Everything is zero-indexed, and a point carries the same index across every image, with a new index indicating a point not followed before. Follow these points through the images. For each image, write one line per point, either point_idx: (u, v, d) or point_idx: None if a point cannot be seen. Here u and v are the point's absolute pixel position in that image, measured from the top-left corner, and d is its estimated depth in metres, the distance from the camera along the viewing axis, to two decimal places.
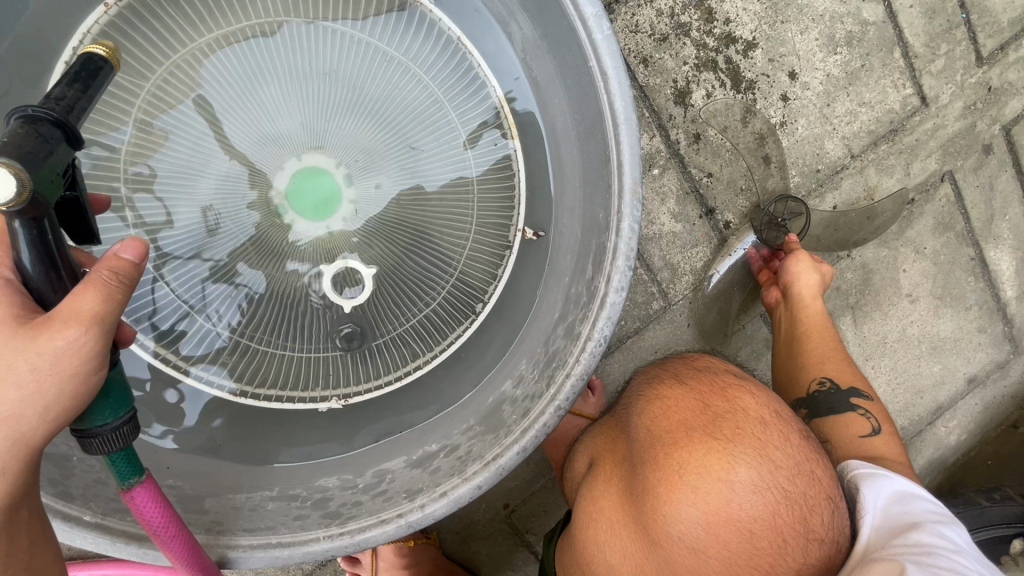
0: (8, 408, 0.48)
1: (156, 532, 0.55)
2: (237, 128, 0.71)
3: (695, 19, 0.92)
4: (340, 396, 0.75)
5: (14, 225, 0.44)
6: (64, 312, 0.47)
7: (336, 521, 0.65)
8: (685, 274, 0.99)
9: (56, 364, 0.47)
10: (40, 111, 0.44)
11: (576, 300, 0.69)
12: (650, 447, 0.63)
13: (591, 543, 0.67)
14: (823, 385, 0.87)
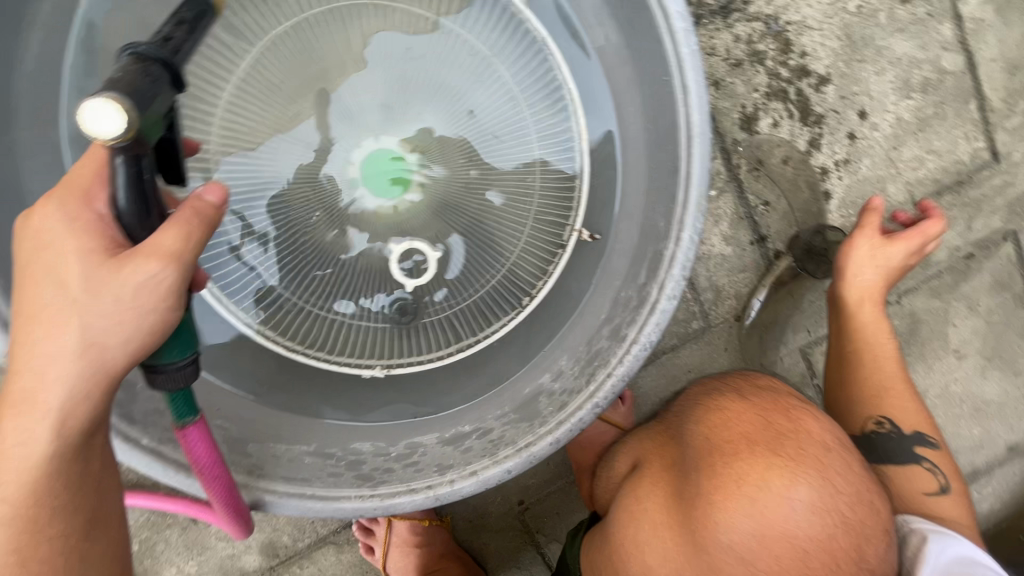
0: (99, 334, 0.50)
1: (200, 471, 0.59)
2: (320, 102, 0.76)
3: (771, 49, 0.92)
4: (383, 365, 0.78)
5: (117, 160, 0.47)
6: (148, 248, 0.49)
7: (368, 483, 0.68)
8: (729, 298, 0.99)
9: (137, 295, 0.49)
10: (150, 51, 0.47)
11: (625, 304, 0.71)
12: (708, 454, 0.64)
13: (627, 544, 0.66)
14: (880, 426, 0.84)
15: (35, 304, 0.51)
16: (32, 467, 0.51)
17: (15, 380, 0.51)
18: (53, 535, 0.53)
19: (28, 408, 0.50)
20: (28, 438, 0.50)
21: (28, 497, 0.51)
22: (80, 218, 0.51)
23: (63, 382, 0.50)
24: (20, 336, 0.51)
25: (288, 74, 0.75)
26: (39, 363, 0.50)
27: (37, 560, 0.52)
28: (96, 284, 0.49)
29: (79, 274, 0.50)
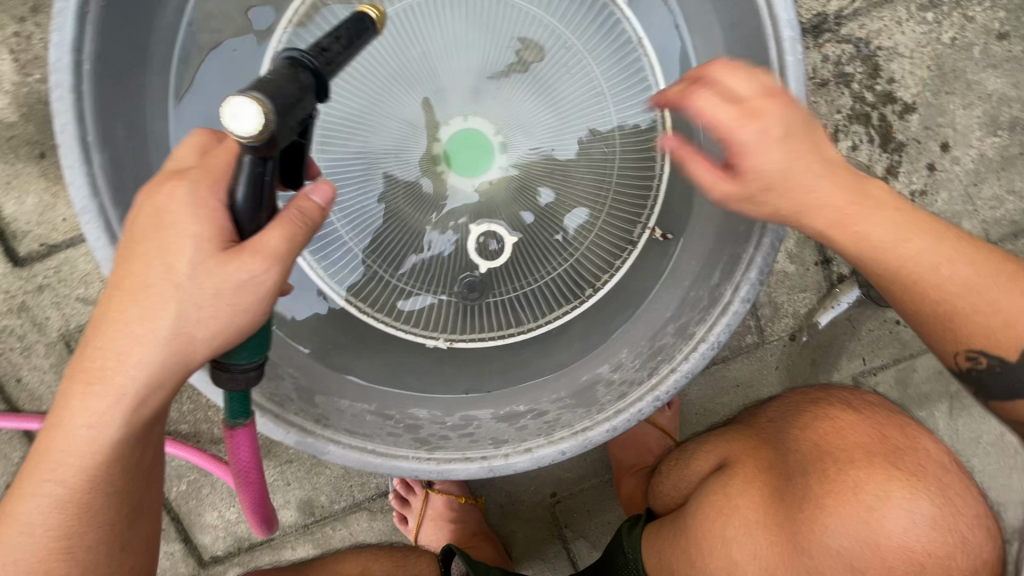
0: (186, 325, 0.49)
1: (242, 468, 0.60)
2: (418, 81, 0.80)
3: (859, 72, 0.92)
4: (446, 338, 0.81)
5: (245, 159, 0.45)
6: (253, 246, 0.48)
7: (425, 446, 0.70)
8: (786, 316, 0.98)
9: (236, 293, 0.49)
10: (303, 58, 0.47)
11: (694, 303, 0.71)
12: (817, 459, 0.60)
13: (712, 537, 0.61)
14: (978, 362, 0.59)
15: (129, 282, 0.50)
16: (92, 452, 0.50)
17: (94, 356, 0.50)
18: (95, 527, 0.52)
19: (102, 389, 0.49)
20: (94, 422, 0.49)
21: (81, 483, 0.50)
22: (202, 205, 0.49)
23: (142, 365, 0.49)
24: (107, 310, 0.50)
25: (392, 51, 0.78)
26: (122, 343, 0.49)
27: (75, 547, 0.51)
28: (195, 276, 0.48)
29: (179, 262, 0.49)
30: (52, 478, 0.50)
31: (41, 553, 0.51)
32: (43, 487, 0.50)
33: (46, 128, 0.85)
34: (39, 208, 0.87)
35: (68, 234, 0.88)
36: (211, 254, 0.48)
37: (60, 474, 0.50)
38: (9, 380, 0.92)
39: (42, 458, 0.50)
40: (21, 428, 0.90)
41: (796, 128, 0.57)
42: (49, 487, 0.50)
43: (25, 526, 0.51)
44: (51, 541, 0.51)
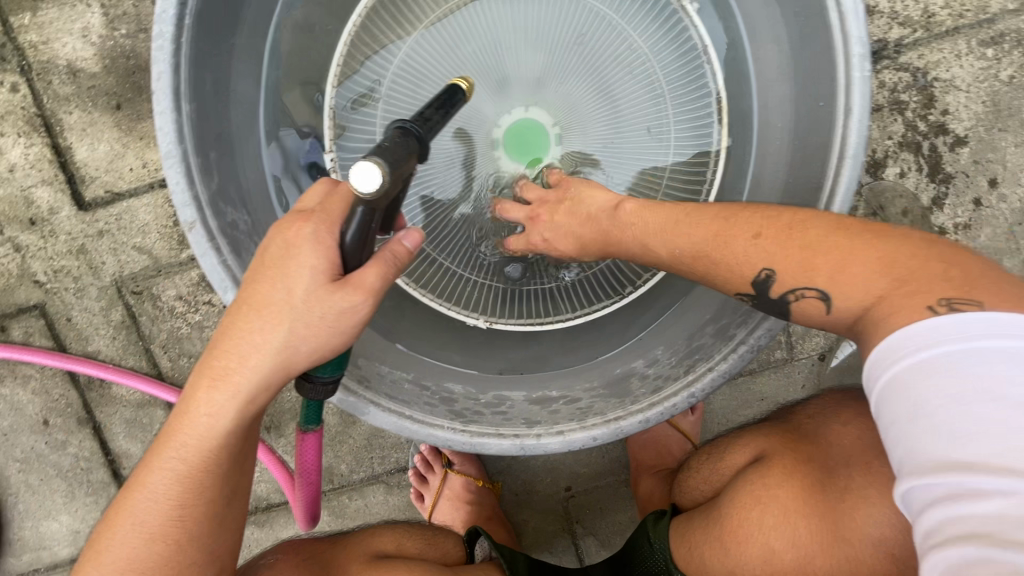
0: (297, 339, 0.50)
1: (302, 472, 0.63)
2: (483, 69, 0.82)
3: (914, 100, 0.93)
4: (486, 319, 0.85)
5: (356, 209, 0.48)
6: (354, 281, 0.49)
7: (460, 419, 0.72)
8: (817, 336, 0.99)
9: (338, 318, 0.50)
10: (413, 126, 0.51)
11: (736, 306, 0.73)
12: (862, 452, 0.61)
13: (750, 524, 0.61)
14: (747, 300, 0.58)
15: (251, 292, 0.51)
16: (209, 448, 0.50)
17: (215, 360, 0.50)
18: (197, 528, 0.51)
19: (223, 387, 0.49)
20: (214, 420, 0.49)
21: (190, 479, 0.50)
22: (317, 243, 0.50)
23: (256, 369, 0.49)
24: (229, 320, 0.51)
25: (462, 38, 0.81)
26: (244, 348, 0.50)
27: (177, 548, 0.51)
28: (314, 290, 0.49)
29: (298, 278, 0.49)
30: (164, 476, 0.50)
31: (143, 552, 0.50)
32: (155, 485, 0.50)
33: (125, 80, 0.90)
34: (109, 156, 0.91)
35: (133, 184, 0.92)
36: (325, 276, 0.49)
37: (174, 472, 0.50)
38: (59, 318, 0.95)
39: (157, 455, 0.50)
40: (66, 366, 0.94)
41: (592, 212, 0.70)
42: (162, 485, 0.50)
43: (133, 525, 0.50)
44: (154, 540, 0.50)
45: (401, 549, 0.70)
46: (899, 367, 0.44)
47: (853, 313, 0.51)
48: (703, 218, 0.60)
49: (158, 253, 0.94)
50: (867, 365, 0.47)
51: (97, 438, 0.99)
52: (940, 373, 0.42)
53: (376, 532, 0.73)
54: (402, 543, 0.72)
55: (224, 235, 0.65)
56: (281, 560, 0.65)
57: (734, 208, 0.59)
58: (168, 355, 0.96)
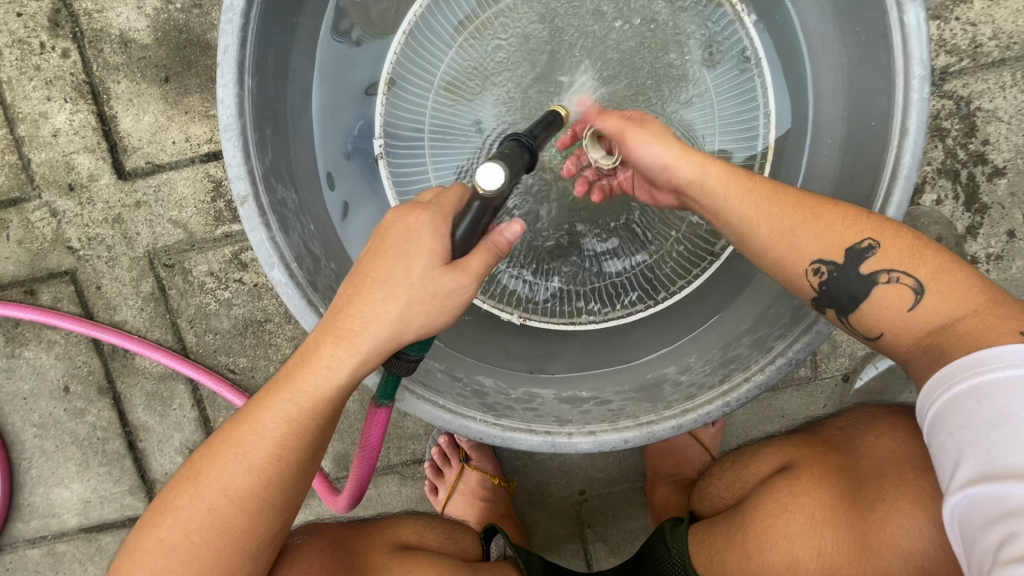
0: (411, 312, 0.53)
1: (364, 447, 0.64)
2: (532, 64, 0.80)
3: (955, 128, 0.93)
4: (520, 314, 0.84)
5: (473, 203, 0.52)
6: (463, 264, 0.53)
7: (491, 412, 0.71)
8: (842, 356, 0.98)
9: (448, 299, 0.53)
10: (524, 141, 0.59)
11: (774, 319, 0.72)
12: (893, 465, 0.59)
13: (774, 532, 0.60)
14: (822, 275, 0.56)
15: (376, 264, 0.54)
16: (321, 399, 0.52)
17: (340, 317, 0.53)
18: (292, 470, 0.53)
19: (345, 345, 0.52)
20: (332, 373, 0.52)
21: (297, 423, 0.52)
22: (431, 227, 0.53)
23: (374, 334, 0.52)
24: (354, 282, 0.54)
25: (513, 35, 0.79)
26: (368, 310, 0.53)
27: (269, 485, 0.52)
28: (433, 269, 0.52)
29: (421, 255, 0.52)
30: (277, 416, 0.52)
31: (240, 483, 0.52)
32: (266, 422, 0.52)
33: (175, 54, 0.90)
34: (154, 127, 0.92)
35: (174, 156, 0.92)
36: (443, 257, 0.52)
37: (286, 414, 0.52)
38: (89, 286, 0.96)
39: (272, 395, 0.52)
40: (91, 333, 0.94)
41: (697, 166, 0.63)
42: (272, 424, 0.52)
43: (237, 457, 0.52)
44: (254, 473, 0.52)
45: (421, 542, 0.69)
46: (977, 380, 0.45)
47: (933, 319, 0.51)
48: (796, 200, 0.58)
49: (192, 228, 0.94)
50: (931, 380, 0.49)
51: (116, 408, 0.99)
52: (1021, 388, 0.43)
53: (399, 522, 0.72)
54: (424, 536, 0.71)
55: (273, 211, 0.66)
56: (308, 542, 0.64)
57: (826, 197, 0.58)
58: (193, 330, 0.96)
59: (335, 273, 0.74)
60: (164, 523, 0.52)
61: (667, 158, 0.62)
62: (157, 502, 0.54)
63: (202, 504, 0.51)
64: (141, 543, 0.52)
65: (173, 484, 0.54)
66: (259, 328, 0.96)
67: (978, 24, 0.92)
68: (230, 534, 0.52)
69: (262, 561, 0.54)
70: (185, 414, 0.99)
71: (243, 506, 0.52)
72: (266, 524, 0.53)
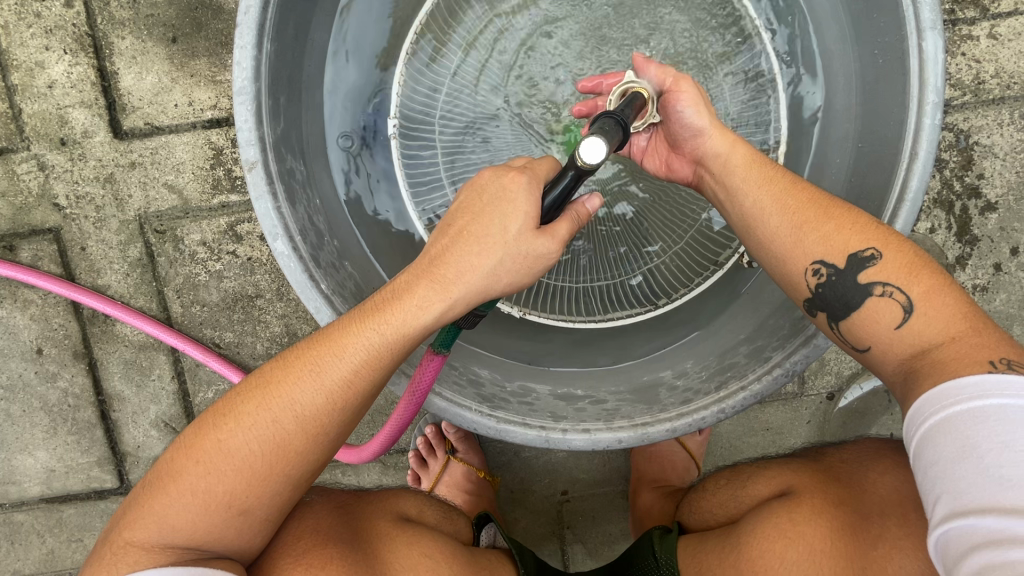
0: (500, 269, 0.53)
1: (411, 394, 0.63)
2: (549, 57, 0.79)
3: (953, 161, 0.96)
4: (520, 308, 0.84)
5: (566, 174, 0.52)
6: (548, 231, 0.54)
7: (488, 403, 0.71)
8: (830, 373, 0.99)
9: (533, 261, 0.54)
10: (615, 116, 0.55)
11: (772, 331, 0.73)
12: (898, 504, 0.56)
13: (771, 560, 0.56)
14: (820, 277, 0.56)
15: (471, 217, 0.54)
16: (407, 337, 0.53)
17: (436, 261, 0.54)
18: (358, 403, 0.53)
19: (437, 288, 0.53)
20: (421, 314, 0.52)
21: (378, 359, 0.52)
22: (520, 187, 0.54)
23: (462, 283, 0.53)
24: (450, 229, 0.55)
25: (529, 32, 0.79)
26: (464, 261, 0.53)
27: (335, 412, 0.52)
28: (524, 231, 0.53)
29: (513, 216, 0.53)
30: (359, 345, 0.52)
31: (310, 403, 0.51)
32: (347, 348, 0.52)
33: (185, 15, 0.88)
34: (156, 88, 0.89)
35: (175, 120, 0.89)
36: (530, 221, 0.53)
37: (369, 344, 0.52)
38: (73, 246, 0.92)
39: (358, 323, 0.52)
40: (71, 295, 0.90)
41: (756, 154, 0.63)
42: (353, 352, 0.52)
43: (315, 376, 0.52)
44: (324, 397, 0.51)
45: (422, 516, 0.67)
46: (951, 411, 0.45)
47: (916, 342, 0.51)
48: (813, 197, 0.58)
49: (188, 194, 0.91)
50: (910, 412, 0.48)
51: (91, 375, 0.95)
52: (991, 420, 0.42)
53: (401, 495, 0.69)
54: (423, 510, 0.68)
55: (281, 180, 0.64)
56: (319, 501, 0.63)
57: (840, 200, 0.59)
58: (180, 300, 0.93)
59: (337, 250, 0.72)
60: (226, 424, 0.51)
61: (706, 123, 0.63)
62: (219, 405, 0.53)
63: (268, 415, 0.51)
64: (199, 441, 0.51)
65: (239, 389, 0.53)
66: (248, 303, 0.93)
67: (982, 62, 0.95)
68: (285, 451, 0.51)
69: (301, 487, 0.54)
70: (164, 387, 0.96)
71: (305, 427, 0.51)
72: (320, 449, 0.53)
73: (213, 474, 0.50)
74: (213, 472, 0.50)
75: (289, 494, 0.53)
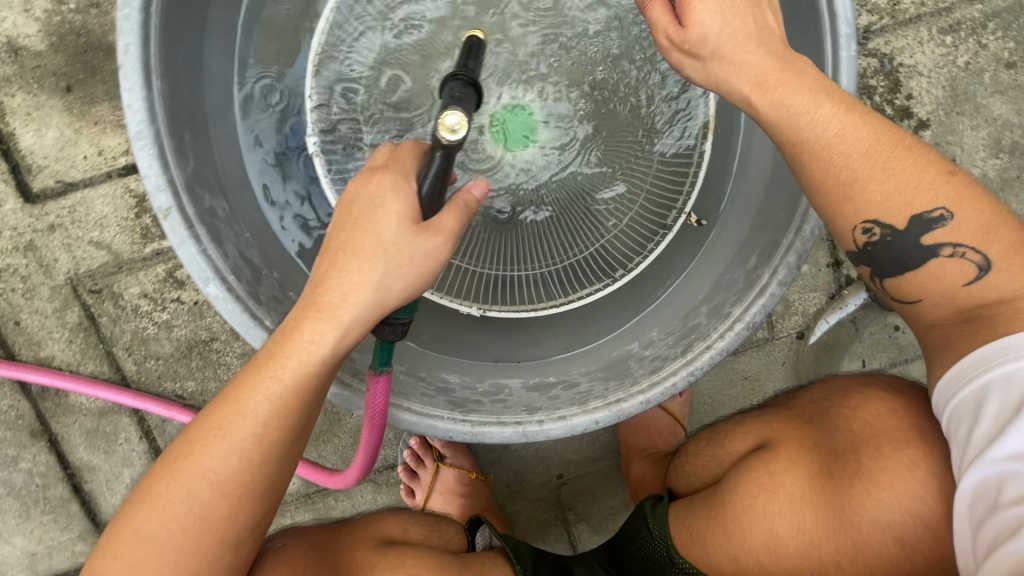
0: (390, 278, 0.51)
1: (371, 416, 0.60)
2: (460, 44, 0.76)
3: (881, 86, 0.97)
4: (478, 306, 0.82)
5: (436, 155, 0.51)
6: (435, 225, 0.52)
7: (460, 409, 0.70)
8: (796, 313, 1.01)
9: (422, 259, 0.52)
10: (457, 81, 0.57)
11: (728, 286, 0.73)
12: (872, 437, 0.56)
13: (754, 513, 0.57)
14: (872, 236, 0.56)
15: (348, 234, 0.52)
16: (307, 376, 0.50)
17: (319, 291, 0.51)
18: (277, 454, 0.50)
19: (325, 317, 0.50)
20: (314, 349, 0.50)
21: (284, 407, 0.50)
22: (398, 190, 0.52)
23: (354, 305, 0.50)
24: (329, 254, 0.52)
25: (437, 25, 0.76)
26: (347, 281, 0.50)
27: (254, 469, 0.50)
28: (400, 234, 0.51)
29: (384, 221, 0.51)
30: (259, 397, 0.49)
31: (221, 468, 0.49)
32: (247, 404, 0.49)
33: (74, 61, 0.83)
34: (60, 142, 0.84)
35: (87, 173, 0.85)
36: (406, 222, 0.51)
37: (269, 395, 0.49)
38: (6, 322, 0.88)
39: (252, 376, 0.50)
40: (14, 374, 0.86)
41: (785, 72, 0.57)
42: (254, 405, 0.49)
43: (222, 440, 0.49)
44: (236, 457, 0.49)
45: (407, 535, 0.66)
46: (1013, 367, 0.48)
47: (987, 296, 0.52)
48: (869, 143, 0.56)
49: (118, 248, 0.87)
50: (966, 360, 0.51)
51: (54, 451, 0.91)
52: None
53: (381, 518, 0.68)
54: (409, 529, 0.67)
55: (202, 222, 0.61)
56: (290, 545, 0.62)
57: (907, 145, 0.56)
58: (133, 357, 0.89)
59: (280, 282, 0.69)
60: (141, 511, 0.49)
61: (726, 70, 0.58)
62: (133, 493, 0.51)
63: (180, 491, 0.49)
64: (118, 535, 0.49)
65: (150, 472, 0.51)
66: (205, 348, 0.90)
67: None
68: (209, 521, 0.49)
69: (245, 548, 0.52)
70: (133, 449, 0.92)
71: (224, 492, 0.49)
72: (251, 508, 0.50)
73: (137, 565, 0.48)
74: (137, 563, 0.48)
75: (230, 560, 0.51)
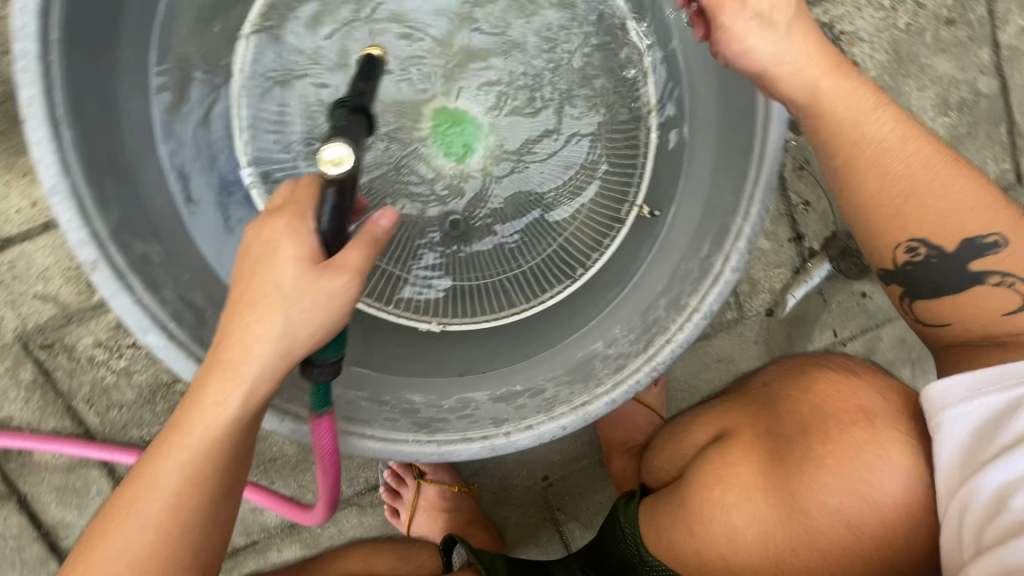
0: (294, 326, 0.51)
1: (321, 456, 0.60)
2: None
3: None
4: (438, 321, 0.81)
5: (328, 191, 0.52)
6: (338, 263, 0.52)
7: (425, 430, 0.68)
8: (763, 291, 1.01)
9: (329, 300, 0.52)
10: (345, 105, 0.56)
11: (684, 276, 0.72)
12: (817, 421, 0.57)
13: (710, 508, 0.58)
14: (916, 255, 0.57)
15: (248, 286, 0.52)
16: (219, 437, 0.50)
17: (221, 350, 0.51)
18: (198, 518, 0.50)
19: (228, 377, 0.50)
20: (220, 411, 0.50)
21: (198, 471, 0.49)
22: (295, 232, 0.52)
23: (257, 359, 0.51)
24: (231, 307, 0.52)
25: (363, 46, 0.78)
26: (247, 335, 0.51)
27: (176, 539, 0.49)
28: (301, 278, 0.51)
29: (283, 266, 0.51)
30: (170, 466, 0.49)
31: (138, 544, 0.48)
32: (158, 474, 0.49)
33: None
34: None
35: (25, 226, 0.83)
36: (304, 266, 0.51)
37: (180, 461, 0.49)
38: None
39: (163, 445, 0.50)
40: None
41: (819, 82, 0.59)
42: (166, 474, 0.49)
43: (138, 513, 0.49)
44: (154, 530, 0.48)
45: None
46: None
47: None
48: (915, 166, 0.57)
49: (65, 299, 0.85)
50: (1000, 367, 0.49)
51: (24, 511, 0.89)
52: None
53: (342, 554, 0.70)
54: None
55: (133, 269, 0.59)
56: None
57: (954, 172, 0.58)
58: (94, 408, 0.87)
59: None
60: None
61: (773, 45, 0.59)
62: None
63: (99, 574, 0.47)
64: None
65: (72, 557, 0.50)
66: (168, 390, 0.88)
67: None
68: None
69: None
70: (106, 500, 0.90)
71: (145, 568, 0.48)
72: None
73: None
74: None
75: None
